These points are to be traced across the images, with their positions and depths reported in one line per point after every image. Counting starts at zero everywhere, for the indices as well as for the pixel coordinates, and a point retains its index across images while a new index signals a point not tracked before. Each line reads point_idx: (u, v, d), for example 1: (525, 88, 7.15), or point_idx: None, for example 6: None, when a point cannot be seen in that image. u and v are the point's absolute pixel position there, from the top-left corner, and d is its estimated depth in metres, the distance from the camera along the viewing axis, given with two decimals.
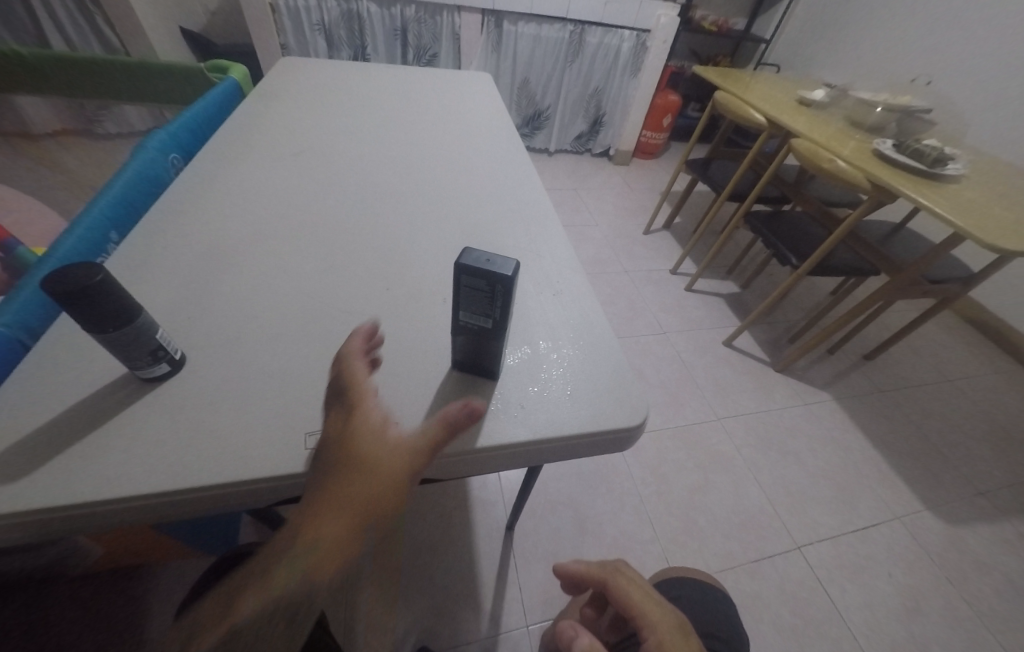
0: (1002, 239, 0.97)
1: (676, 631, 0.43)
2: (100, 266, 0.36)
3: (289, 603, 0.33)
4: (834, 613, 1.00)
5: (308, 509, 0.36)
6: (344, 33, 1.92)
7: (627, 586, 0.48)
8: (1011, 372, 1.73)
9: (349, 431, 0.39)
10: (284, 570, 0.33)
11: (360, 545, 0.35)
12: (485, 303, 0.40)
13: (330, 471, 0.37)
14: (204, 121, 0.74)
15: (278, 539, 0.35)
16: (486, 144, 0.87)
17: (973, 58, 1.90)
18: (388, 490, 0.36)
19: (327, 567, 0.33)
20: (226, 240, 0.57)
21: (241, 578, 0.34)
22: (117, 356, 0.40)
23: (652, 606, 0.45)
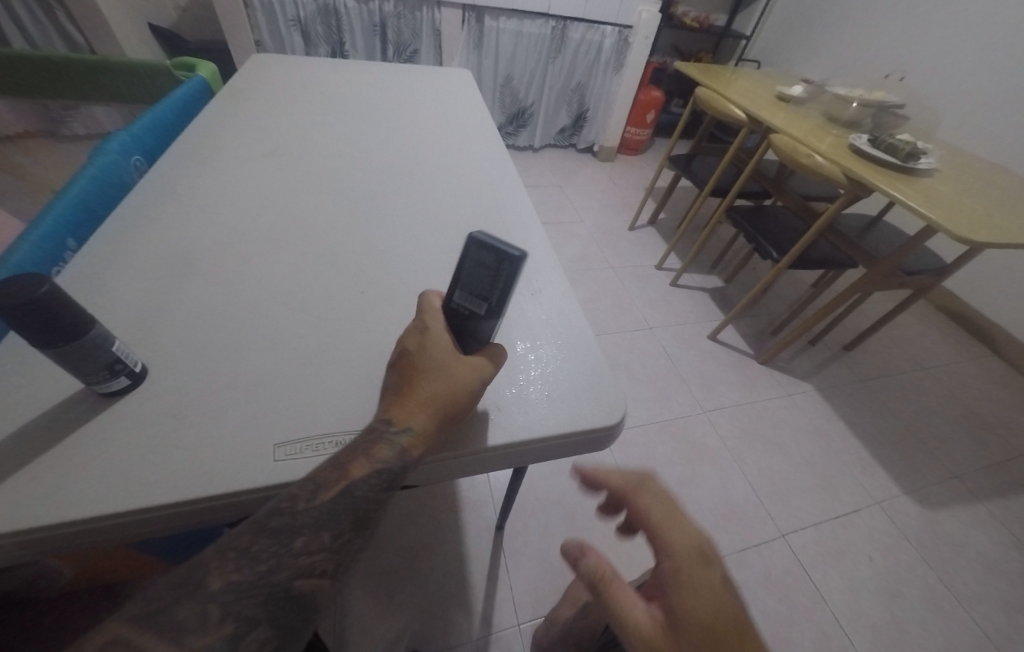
0: (972, 232, 0.99)
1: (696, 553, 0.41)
2: (45, 277, 0.35)
3: (391, 473, 0.38)
4: (818, 599, 1.02)
5: (397, 399, 0.41)
6: (320, 29, 1.88)
7: (655, 498, 0.44)
8: (983, 358, 1.78)
9: (427, 339, 0.43)
10: (387, 447, 0.38)
11: (443, 431, 0.40)
12: (485, 281, 0.40)
13: (410, 373, 0.42)
14: (169, 122, 0.72)
15: (376, 423, 0.40)
16: (467, 143, 0.86)
17: (945, 53, 1.94)
18: (463, 398, 0.41)
19: (422, 447, 0.39)
20: (190, 247, 0.55)
21: (350, 450, 0.39)
22: (70, 371, 0.39)
23: (677, 528, 0.42)
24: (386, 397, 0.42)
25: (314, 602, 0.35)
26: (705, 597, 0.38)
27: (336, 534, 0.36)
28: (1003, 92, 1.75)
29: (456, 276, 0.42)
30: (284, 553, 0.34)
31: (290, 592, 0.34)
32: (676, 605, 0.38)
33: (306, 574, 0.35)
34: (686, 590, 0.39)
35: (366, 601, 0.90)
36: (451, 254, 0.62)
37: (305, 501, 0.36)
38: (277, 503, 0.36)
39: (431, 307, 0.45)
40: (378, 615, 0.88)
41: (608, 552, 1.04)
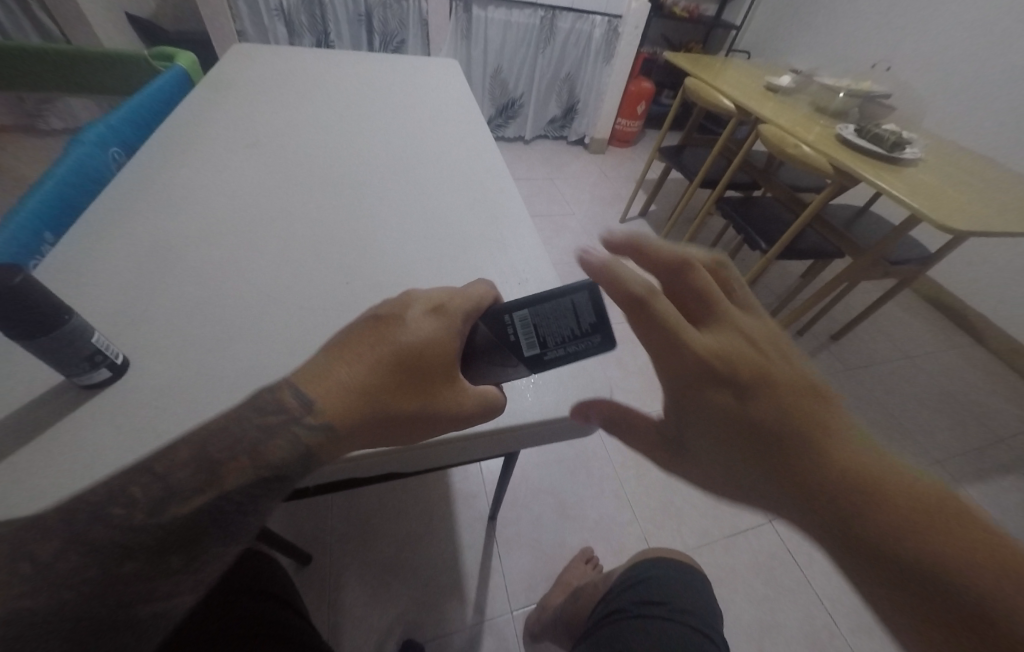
0: (954, 220, 1.01)
1: (714, 364, 0.41)
2: (19, 269, 0.35)
3: (275, 479, 0.38)
4: (804, 582, 1.04)
5: (336, 374, 0.39)
6: (304, 18, 1.85)
7: (662, 321, 0.41)
8: (967, 346, 1.82)
9: (429, 328, 0.41)
10: (285, 442, 0.37)
11: (366, 421, 0.38)
12: (565, 331, 0.43)
13: (379, 351, 0.39)
14: (147, 112, 0.70)
15: (287, 409, 0.38)
16: (453, 133, 0.86)
17: (931, 43, 1.95)
18: (432, 421, 0.40)
19: (327, 450, 0.38)
20: (171, 240, 0.55)
21: (227, 450, 0.37)
22: (51, 363, 0.39)
23: (687, 344, 0.41)
24: (317, 364, 0.40)
25: (160, 623, 0.34)
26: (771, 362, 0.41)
27: (182, 554, 0.35)
28: (988, 82, 1.77)
29: (539, 301, 0.42)
30: (111, 579, 0.33)
31: (124, 619, 0.32)
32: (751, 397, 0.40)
33: (147, 598, 0.33)
34: (707, 405, 0.41)
35: (359, 591, 0.90)
36: (436, 245, 0.62)
37: (142, 518, 0.34)
38: (110, 512, 0.34)
39: (462, 296, 0.43)
40: (372, 605, 0.89)
41: (599, 539, 1.05)
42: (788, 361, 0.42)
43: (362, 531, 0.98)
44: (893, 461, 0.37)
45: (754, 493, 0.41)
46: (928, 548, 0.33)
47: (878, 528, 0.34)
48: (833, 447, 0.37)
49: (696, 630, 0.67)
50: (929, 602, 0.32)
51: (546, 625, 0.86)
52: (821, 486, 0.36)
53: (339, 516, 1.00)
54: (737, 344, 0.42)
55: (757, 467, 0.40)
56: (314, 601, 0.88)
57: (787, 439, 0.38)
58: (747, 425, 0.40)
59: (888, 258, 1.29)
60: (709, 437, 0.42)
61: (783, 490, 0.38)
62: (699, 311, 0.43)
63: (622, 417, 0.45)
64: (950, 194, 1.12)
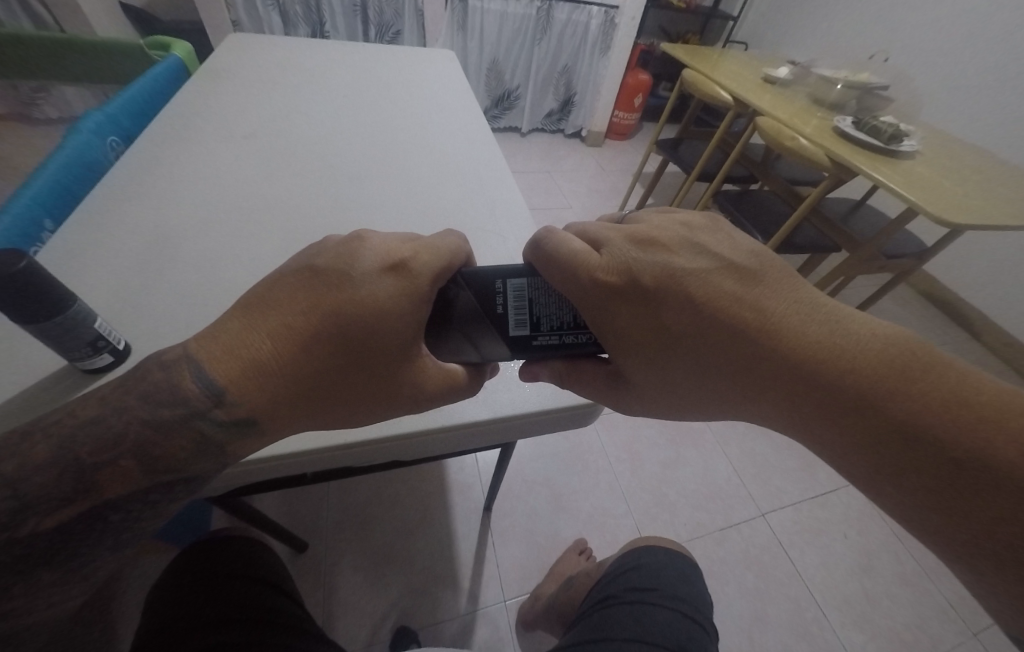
0: (949, 212, 1.01)
1: (636, 284, 0.39)
2: (22, 252, 0.34)
3: (177, 481, 0.36)
4: (795, 574, 1.05)
5: (258, 348, 0.35)
6: (299, 8, 1.84)
7: (568, 253, 0.39)
8: (961, 340, 1.82)
9: (384, 291, 0.36)
10: (189, 439, 0.35)
11: (296, 412, 0.36)
12: (559, 317, 0.40)
13: (317, 323, 0.35)
14: (144, 101, 0.70)
15: (190, 401, 0.34)
16: (448, 122, 0.86)
17: (928, 35, 1.94)
18: (385, 401, 0.38)
19: (240, 446, 0.36)
20: (170, 228, 0.54)
21: (106, 451, 0.33)
22: (54, 348, 0.38)
23: (598, 268, 0.39)
24: (229, 332, 0.35)
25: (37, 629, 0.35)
26: (693, 258, 0.40)
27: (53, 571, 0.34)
28: (984, 74, 1.76)
29: (536, 275, 0.40)
30: None
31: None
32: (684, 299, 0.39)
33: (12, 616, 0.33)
34: (651, 330, 0.40)
35: (354, 580, 0.91)
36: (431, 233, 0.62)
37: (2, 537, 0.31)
38: None
39: (429, 252, 0.38)
40: (366, 594, 0.90)
41: (593, 531, 1.06)
42: (706, 251, 0.41)
43: (357, 521, 0.98)
44: (842, 324, 0.37)
45: (731, 408, 0.41)
46: (895, 405, 0.34)
47: (847, 405, 0.35)
48: (774, 327, 0.37)
49: (686, 617, 0.68)
50: (913, 458, 0.33)
51: (538, 614, 0.87)
52: (789, 381, 0.37)
53: (334, 506, 1.00)
54: (649, 257, 0.40)
55: (725, 381, 0.39)
56: (308, 589, 0.88)
57: (742, 339, 0.38)
58: (699, 337, 0.39)
59: (885, 251, 1.29)
60: (667, 365, 0.40)
61: (758, 396, 0.38)
62: (599, 237, 0.42)
63: (565, 370, 0.42)
64: (947, 186, 1.12)
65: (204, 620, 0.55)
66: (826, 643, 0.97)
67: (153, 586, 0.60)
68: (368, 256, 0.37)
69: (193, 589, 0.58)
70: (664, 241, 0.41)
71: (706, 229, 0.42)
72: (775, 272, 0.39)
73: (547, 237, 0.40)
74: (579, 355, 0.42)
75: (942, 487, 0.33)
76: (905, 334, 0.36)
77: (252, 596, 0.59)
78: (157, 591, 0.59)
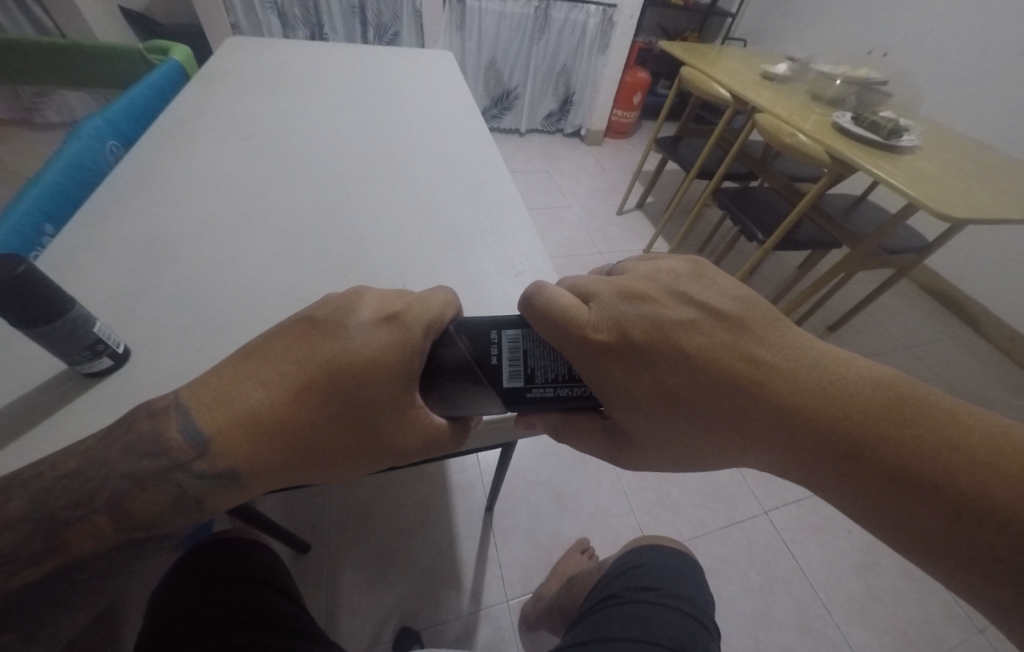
0: (952, 207, 1.00)
1: (630, 338, 0.39)
2: (21, 257, 0.35)
3: (149, 539, 0.35)
4: (798, 572, 1.05)
5: (249, 398, 0.34)
6: (298, 10, 1.84)
7: (559, 310, 0.39)
8: (964, 336, 1.81)
9: (379, 344, 0.35)
10: (167, 494, 0.35)
11: (279, 465, 0.35)
12: (554, 369, 0.39)
13: (312, 376, 0.35)
14: (145, 105, 0.71)
15: (173, 453, 0.34)
16: (447, 123, 0.86)
17: (927, 29, 1.94)
18: (374, 456, 0.37)
19: (220, 499, 0.36)
20: (169, 233, 0.55)
21: (80, 506, 0.33)
22: (53, 351, 0.38)
23: (591, 325, 0.39)
24: (218, 382, 0.35)
25: None
26: (679, 313, 0.40)
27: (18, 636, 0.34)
28: (985, 67, 1.75)
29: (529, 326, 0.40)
30: None
31: None
32: (674, 357, 0.39)
33: None
34: (645, 385, 0.40)
35: (356, 582, 0.91)
36: (431, 235, 0.62)
37: None
38: None
39: (424, 304, 0.38)
40: (369, 595, 0.90)
41: (595, 530, 1.06)
42: (690, 300, 0.41)
43: (359, 522, 0.99)
44: (830, 371, 0.38)
45: (728, 457, 0.41)
46: (900, 452, 0.34)
47: (847, 454, 0.36)
48: (765, 379, 0.38)
49: (686, 615, 0.68)
50: (916, 504, 0.34)
51: (541, 613, 0.87)
52: (789, 432, 0.37)
53: (336, 507, 1.00)
54: (637, 310, 0.40)
55: (724, 435, 0.39)
56: (310, 591, 0.89)
57: (736, 392, 0.38)
58: (694, 390, 0.39)
59: (886, 247, 1.28)
60: (665, 421, 0.40)
61: (759, 449, 0.39)
62: (587, 288, 0.42)
63: (558, 421, 0.43)
64: (948, 180, 1.11)
65: (201, 625, 0.55)
66: (830, 640, 0.96)
67: (154, 590, 0.61)
68: (365, 308, 0.37)
69: (192, 593, 0.58)
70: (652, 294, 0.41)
71: (692, 275, 0.42)
72: (761, 319, 0.40)
73: (537, 293, 0.40)
74: (578, 408, 0.42)
75: (949, 530, 0.33)
76: (899, 378, 0.36)
77: (251, 599, 0.59)
78: (161, 594, 0.59)
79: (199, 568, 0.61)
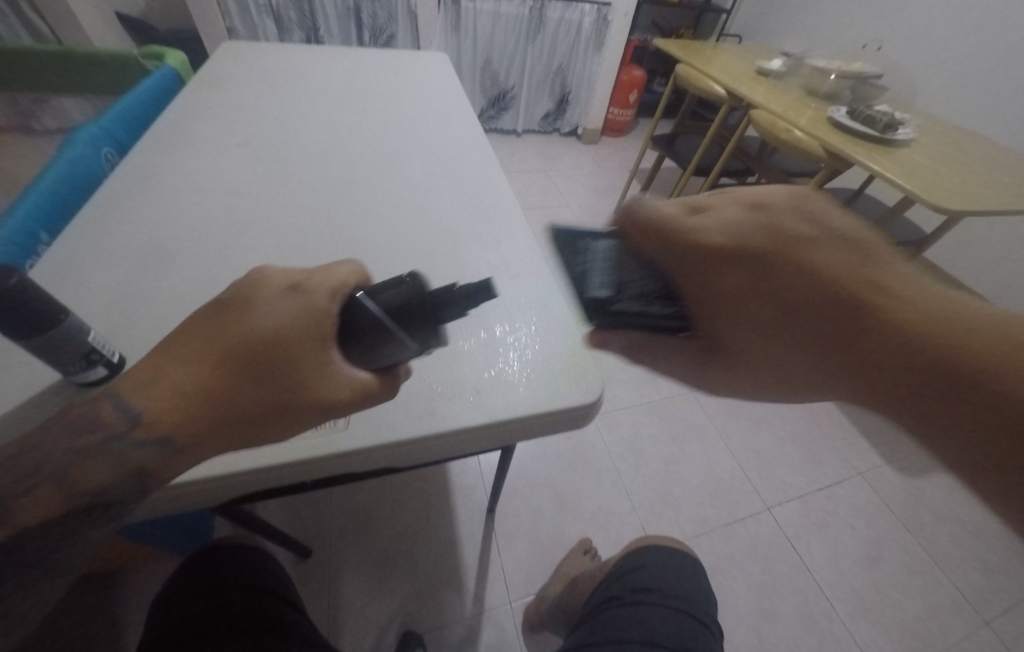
0: (948, 200, 1.00)
1: (736, 246, 0.39)
2: (14, 268, 0.34)
3: (98, 506, 0.33)
4: (802, 568, 1.05)
5: (168, 375, 0.32)
6: (293, 14, 1.84)
7: (658, 217, 0.41)
8: None
9: (290, 310, 0.34)
10: (108, 464, 0.32)
11: (216, 436, 0.33)
12: (649, 285, 0.39)
13: (222, 338, 0.33)
14: (140, 111, 0.71)
15: (109, 425, 0.32)
16: (442, 125, 0.86)
17: (921, 23, 1.93)
18: (312, 415, 0.34)
19: (165, 470, 0.32)
20: (163, 238, 0.55)
21: (22, 480, 0.30)
22: (46, 362, 0.38)
23: (695, 232, 0.40)
24: (137, 366, 0.32)
25: None
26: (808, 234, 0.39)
27: None
28: (979, 61, 1.75)
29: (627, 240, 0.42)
30: None
31: None
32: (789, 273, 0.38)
33: None
34: (739, 294, 0.39)
35: (359, 586, 0.91)
36: (428, 236, 0.62)
37: None
38: None
39: (324, 273, 0.35)
40: (371, 599, 0.90)
41: (597, 530, 1.06)
42: (819, 220, 0.40)
43: (361, 525, 0.99)
44: (959, 310, 0.37)
45: (825, 383, 0.39)
46: (982, 375, 0.34)
47: (927, 379, 0.35)
48: (882, 304, 0.37)
49: (690, 616, 0.68)
50: (1006, 437, 0.33)
51: (545, 615, 0.87)
52: (895, 359, 0.36)
53: (337, 511, 1.00)
54: (753, 220, 0.40)
55: (825, 354, 0.38)
56: (312, 595, 0.88)
57: (829, 303, 0.38)
58: (803, 306, 0.38)
59: None
60: (767, 336, 0.39)
61: (858, 376, 0.38)
62: (705, 201, 0.42)
63: (639, 344, 0.39)
64: (944, 172, 1.11)
65: (202, 632, 0.55)
66: (834, 637, 0.96)
67: (155, 597, 0.61)
68: (268, 283, 0.35)
69: (192, 599, 0.58)
70: (764, 213, 0.40)
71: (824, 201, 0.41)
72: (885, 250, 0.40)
73: (636, 206, 0.42)
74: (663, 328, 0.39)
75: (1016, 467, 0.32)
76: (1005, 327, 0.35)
77: (252, 606, 0.58)
78: (163, 598, 0.59)
79: (199, 572, 0.61)
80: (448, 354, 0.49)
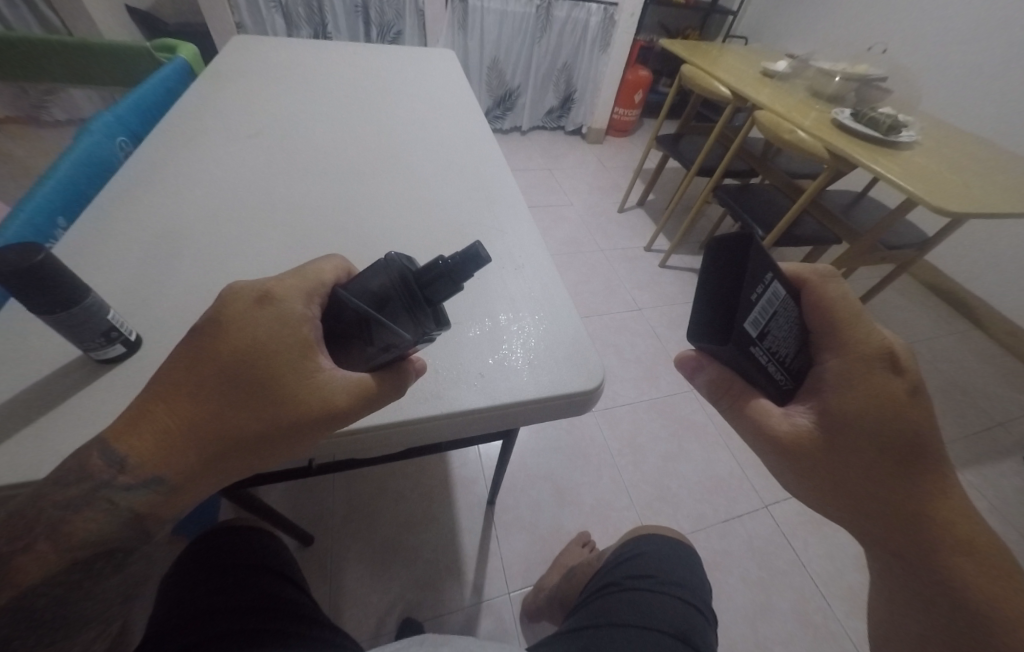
0: (951, 202, 1.01)
1: (888, 369, 0.41)
2: (41, 247, 0.36)
3: (101, 555, 0.34)
4: (799, 565, 1.06)
5: (156, 414, 0.34)
6: (301, 9, 1.86)
7: (839, 300, 0.41)
8: (964, 333, 1.85)
9: (265, 323, 0.35)
10: (101, 511, 0.33)
11: (221, 463, 0.34)
12: (777, 346, 0.39)
13: (202, 369, 0.34)
14: (154, 101, 0.72)
15: (95, 474, 0.33)
16: (451, 121, 0.87)
17: (924, 27, 1.95)
18: (307, 429, 0.35)
19: (162, 508, 0.34)
20: (174, 225, 0.56)
21: (17, 539, 0.32)
22: (68, 338, 0.39)
23: (864, 340, 0.41)
24: (127, 413, 0.34)
25: None
26: (904, 399, 0.40)
27: None
28: (983, 65, 1.76)
29: (788, 300, 0.40)
30: None
31: None
32: (873, 424, 0.40)
33: None
34: (858, 428, 0.40)
35: (361, 574, 0.92)
36: (433, 229, 0.64)
37: None
38: None
39: (298, 277, 0.37)
40: (372, 587, 0.91)
41: (596, 523, 1.07)
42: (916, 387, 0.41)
43: (362, 514, 1.00)
44: (967, 516, 0.42)
45: (849, 515, 0.43)
46: (953, 565, 0.42)
47: (926, 554, 0.42)
48: (931, 483, 0.41)
49: (686, 603, 0.69)
50: (943, 592, 0.42)
51: (542, 605, 0.88)
52: (909, 521, 0.42)
53: (338, 499, 1.01)
54: (874, 357, 0.41)
55: (873, 496, 0.41)
56: (315, 581, 0.90)
57: (922, 455, 0.41)
58: (873, 452, 0.41)
59: (886, 243, 1.30)
60: (831, 457, 0.41)
61: (883, 524, 0.42)
62: (840, 304, 0.41)
63: (726, 379, 0.42)
64: (948, 175, 1.12)
65: (213, 607, 0.56)
66: (830, 632, 0.97)
67: (161, 580, 0.62)
68: (238, 297, 0.35)
69: (206, 574, 0.60)
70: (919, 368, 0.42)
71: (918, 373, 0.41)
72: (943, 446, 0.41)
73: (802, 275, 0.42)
74: (759, 389, 0.41)
75: (957, 642, 0.42)
76: (998, 537, 0.42)
77: (257, 588, 0.60)
78: (173, 578, 0.61)
79: (211, 553, 0.63)
80: (452, 342, 0.50)
